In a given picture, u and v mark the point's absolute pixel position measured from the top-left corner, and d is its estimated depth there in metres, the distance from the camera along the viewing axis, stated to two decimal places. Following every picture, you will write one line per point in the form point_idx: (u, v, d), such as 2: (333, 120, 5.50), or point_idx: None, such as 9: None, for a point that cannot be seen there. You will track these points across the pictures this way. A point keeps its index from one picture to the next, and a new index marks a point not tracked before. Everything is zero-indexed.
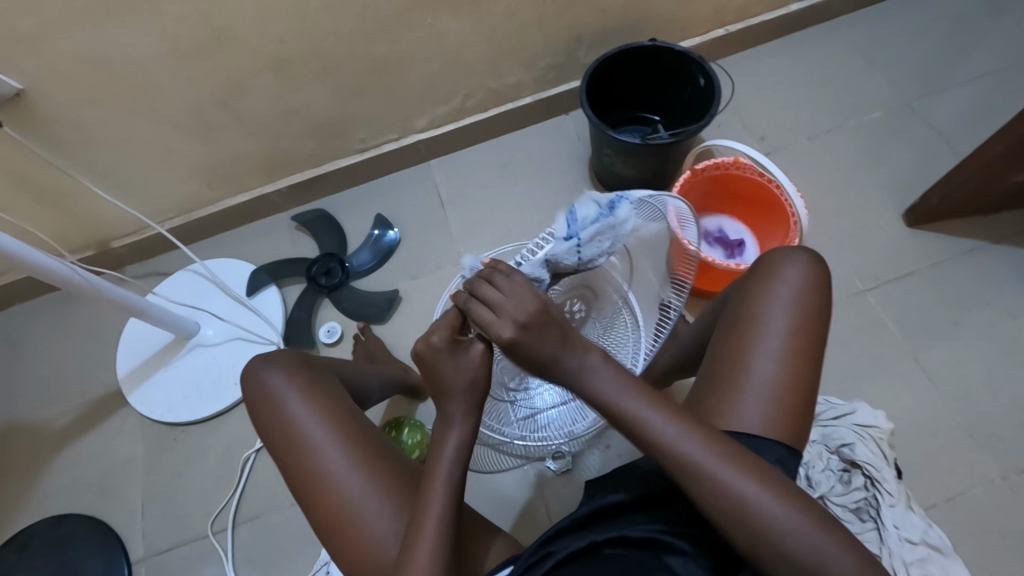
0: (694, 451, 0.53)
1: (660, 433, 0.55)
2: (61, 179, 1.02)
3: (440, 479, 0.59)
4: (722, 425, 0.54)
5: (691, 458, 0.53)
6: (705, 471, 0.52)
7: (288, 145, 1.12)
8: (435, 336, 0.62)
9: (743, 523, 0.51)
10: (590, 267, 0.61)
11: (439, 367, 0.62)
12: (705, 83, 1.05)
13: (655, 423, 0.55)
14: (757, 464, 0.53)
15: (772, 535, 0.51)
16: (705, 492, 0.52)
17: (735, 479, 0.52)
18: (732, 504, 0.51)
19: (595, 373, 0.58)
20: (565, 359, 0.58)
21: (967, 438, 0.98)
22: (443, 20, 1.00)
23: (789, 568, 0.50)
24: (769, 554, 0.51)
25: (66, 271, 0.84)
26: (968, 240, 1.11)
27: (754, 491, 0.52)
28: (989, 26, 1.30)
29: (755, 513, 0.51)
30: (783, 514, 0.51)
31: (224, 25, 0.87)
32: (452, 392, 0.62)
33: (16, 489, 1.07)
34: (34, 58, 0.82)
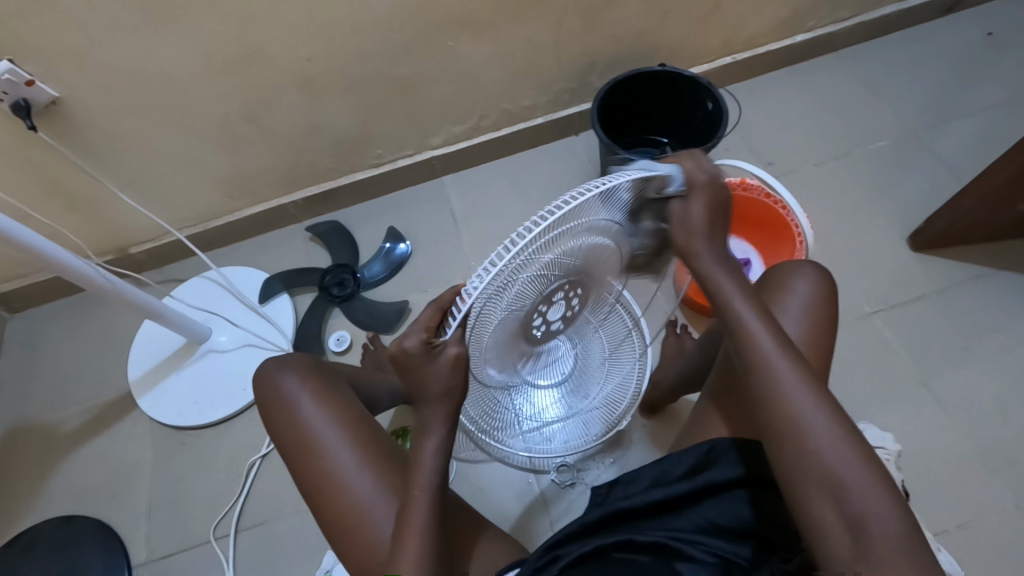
0: (778, 368, 0.55)
1: (749, 330, 0.57)
2: (87, 185, 1.05)
3: (425, 477, 0.60)
4: (783, 373, 0.54)
5: (771, 367, 0.55)
6: (775, 376, 0.54)
7: (306, 159, 1.16)
8: (408, 339, 0.54)
9: (799, 448, 0.52)
10: (709, 208, 0.57)
11: (416, 370, 0.55)
12: (714, 107, 1.09)
13: (751, 321, 0.57)
14: (812, 417, 0.52)
15: (820, 489, 0.50)
16: (776, 402, 0.54)
17: (807, 403, 0.53)
18: (791, 418, 0.53)
19: (715, 271, 0.59)
20: (697, 246, 0.58)
21: (978, 463, 0.98)
22: (461, 43, 1.04)
23: (832, 506, 0.50)
24: (813, 487, 0.51)
25: (91, 273, 0.87)
26: (973, 267, 1.13)
27: (815, 414, 0.52)
28: (991, 61, 1.34)
29: (810, 442, 0.52)
30: (837, 455, 0.51)
31: (254, 43, 0.91)
32: (424, 396, 0.57)
33: (21, 490, 1.07)
34: (71, 70, 0.87)
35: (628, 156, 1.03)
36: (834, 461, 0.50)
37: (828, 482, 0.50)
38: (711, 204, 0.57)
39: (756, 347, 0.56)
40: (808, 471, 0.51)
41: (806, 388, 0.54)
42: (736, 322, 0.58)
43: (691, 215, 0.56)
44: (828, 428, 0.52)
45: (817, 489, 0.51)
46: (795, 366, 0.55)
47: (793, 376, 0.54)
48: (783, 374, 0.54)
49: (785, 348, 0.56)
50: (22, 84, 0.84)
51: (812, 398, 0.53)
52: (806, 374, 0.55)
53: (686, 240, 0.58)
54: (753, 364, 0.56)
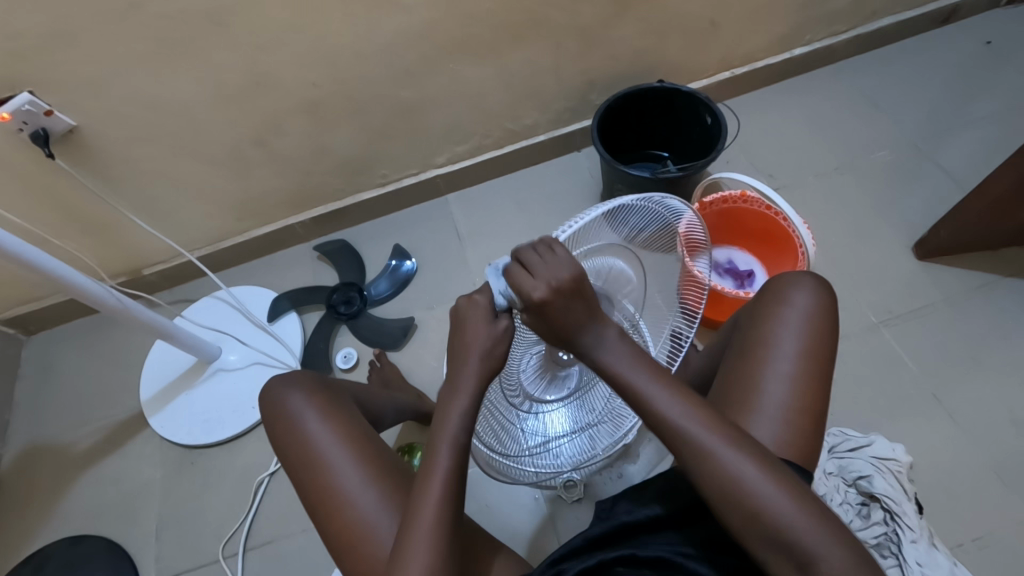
0: (697, 432, 0.55)
1: (660, 407, 0.57)
2: (102, 209, 1.08)
3: (444, 458, 0.61)
4: (710, 442, 0.54)
5: (692, 436, 0.55)
6: (705, 448, 0.54)
7: (314, 181, 1.18)
8: (477, 295, 0.62)
9: (736, 506, 0.52)
10: (573, 305, 0.58)
11: (470, 329, 0.62)
12: (713, 121, 1.10)
13: (660, 398, 0.57)
14: (746, 476, 0.52)
15: (767, 544, 0.51)
16: (701, 470, 0.54)
17: (736, 463, 0.53)
18: (726, 479, 0.53)
19: (610, 352, 0.60)
20: (584, 331, 0.60)
21: (992, 474, 0.96)
22: (463, 66, 1.07)
23: (781, 556, 0.51)
24: (761, 544, 0.51)
25: (104, 294, 0.89)
26: (980, 276, 1.12)
27: (750, 474, 0.52)
28: (990, 71, 1.34)
29: (748, 496, 0.52)
30: (778, 505, 0.51)
31: (262, 70, 0.95)
32: (465, 355, 0.62)
33: (35, 509, 1.09)
34: (88, 100, 0.90)
35: (628, 171, 1.04)
36: (774, 508, 0.51)
37: (773, 533, 0.51)
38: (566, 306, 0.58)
39: (675, 424, 0.56)
40: (752, 523, 0.52)
41: (733, 447, 0.54)
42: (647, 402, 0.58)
43: (547, 313, 0.58)
44: (762, 477, 0.52)
45: (762, 540, 0.51)
46: (717, 431, 0.55)
47: (717, 439, 0.54)
48: (708, 442, 0.54)
49: (699, 418, 0.56)
50: (43, 114, 0.88)
51: (738, 456, 0.54)
52: (727, 433, 0.55)
53: (578, 315, 0.59)
54: (673, 437, 0.56)
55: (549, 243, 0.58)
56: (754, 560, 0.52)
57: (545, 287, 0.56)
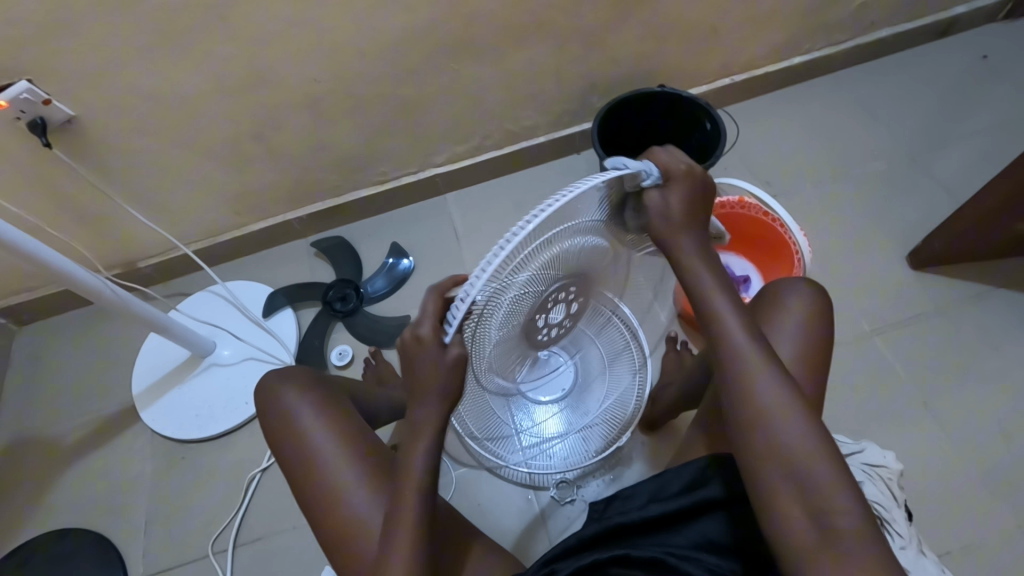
0: (753, 364, 0.56)
1: (725, 325, 0.58)
2: (97, 201, 1.07)
3: (413, 482, 0.58)
4: (758, 369, 0.56)
5: (747, 364, 0.56)
6: (752, 373, 0.56)
7: (312, 176, 1.18)
8: (420, 328, 0.54)
9: (773, 442, 0.53)
10: (685, 202, 0.59)
11: (418, 361, 0.55)
12: (713, 127, 1.11)
13: (728, 319, 0.58)
14: (786, 411, 0.54)
15: (787, 483, 0.52)
16: (745, 399, 0.55)
17: (778, 395, 0.55)
18: (768, 417, 0.54)
19: (694, 268, 0.60)
20: (679, 240, 0.60)
21: (980, 482, 0.97)
22: (464, 66, 1.07)
23: (798, 501, 0.51)
24: (780, 481, 0.52)
25: (99, 285, 0.88)
26: (971, 285, 1.13)
27: (788, 411, 0.54)
28: (986, 84, 1.36)
29: (780, 437, 0.53)
30: (805, 449, 0.52)
31: (263, 66, 0.94)
32: (421, 388, 0.56)
33: (22, 502, 1.08)
34: (86, 91, 0.90)
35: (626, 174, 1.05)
36: (803, 456, 0.52)
37: (793, 478, 0.52)
38: (682, 202, 0.59)
39: (733, 344, 0.57)
40: (778, 465, 0.53)
41: (780, 380, 0.55)
42: (710, 315, 0.60)
43: (667, 205, 0.59)
44: (800, 423, 0.54)
45: (787, 481, 0.52)
46: (770, 363, 0.56)
47: (766, 368, 0.56)
48: (757, 368, 0.56)
49: (758, 345, 0.57)
50: (41, 103, 0.87)
51: (785, 397, 0.55)
52: (777, 368, 0.56)
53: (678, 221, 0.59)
54: (730, 362, 0.57)
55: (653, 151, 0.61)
56: (767, 501, 0.53)
57: (676, 169, 0.59)
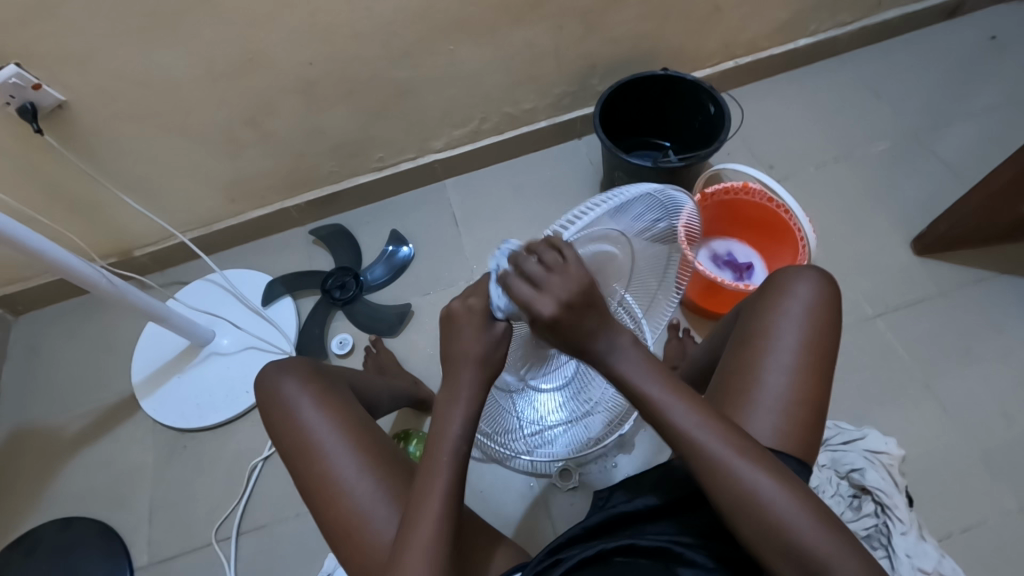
0: (714, 447, 0.53)
1: (678, 424, 0.54)
2: (91, 188, 1.06)
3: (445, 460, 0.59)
4: (728, 459, 0.52)
5: (716, 461, 0.52)
6: (727, 469, 0.52)
7: (308, 162, 1.16)
8: (472, 300, 0.58)
9: (760, 520, 0.50)
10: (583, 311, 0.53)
11: (462, 334, 0.58)
12: (716, 110, 1.09)
13: (678, 412, 0.54)
14: (766, 491, 0.51)
15: (788, 562, 0.50)
16: (721, 491, 0.52)
17: (756, 478, 0.51)
18: (748, 500, 0.51)
19: (623, 359, 0.56)
20: (599, 337, 0.55)
21: (982, 467, 0.97)
22: (462, 47, 1.04)
23: (802, 571, 0.49)
24: (782, 562, 0.50)
25: (94, 274, 0.87)
26: (977, 270, 1.12)
27: (770, 490, 0.51)
28: (994, 65, 1.33)
29: (765, 508, 0.51)
30: (799, 519, 0.50)
31: (256, 48, 0.92)
32: (460, 361, 0.59)
33: (24, 492, 1.08)
34: (75, 76, 0.87)
35: (628, 159, 1.03)
36: (788, 521, 0.50)
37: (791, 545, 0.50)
38: (581, 306, 0.53)
39: (693, 441, 0.53)
40: (771, 536, 0.50)
41: (751, 463, 0.52)
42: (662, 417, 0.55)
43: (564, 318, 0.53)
44: (776, 487, 0.51)
45: (786, 559, 0.50)
46: (736, 447, 0.53)
47: (733, 452, 0.52)
48: (728, 458, 0.52)
49: (717, 430, 0.54)
50: (29, 88, 0.85)
51: (753, 473, 0.52)
52: (744, 449, 0.53)
53: (591, 325, 0.54)
54: (695, 462, 0.53)
55: (551, 249, 0.52)
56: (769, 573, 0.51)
57: (556, 303, 0.51)
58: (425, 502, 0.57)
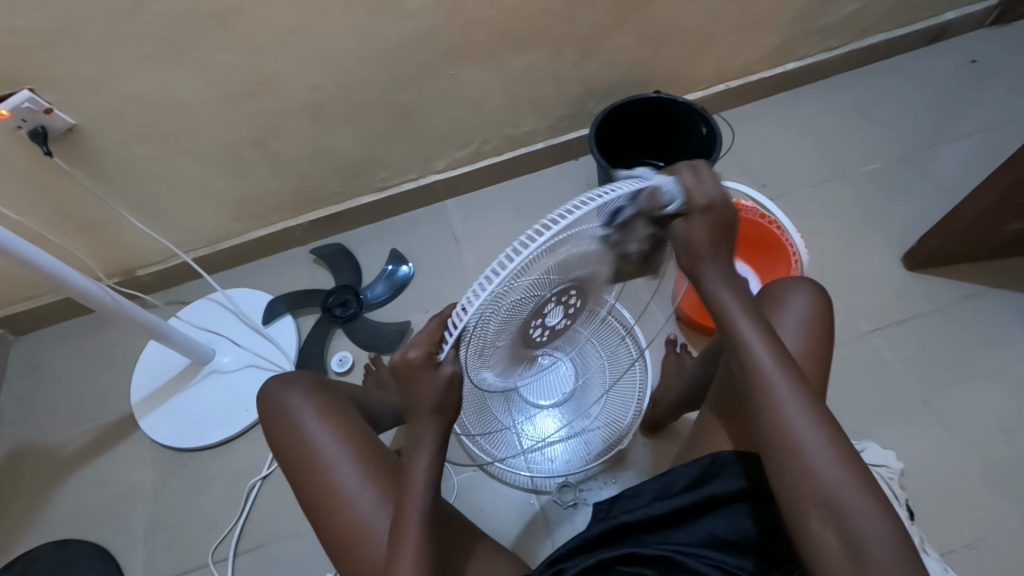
0: (775, 385, 0.55)
1: (751, 355, 0.57)
2: (98, 208, 1.07)
3: (416, 506, 0.59)
4: (785, 401, 0.54)
5: (774, 396, 0.54)
6: (781, 407, 0.54)
7: (312, 183, 1.19)
8: (411, 351, 0.54)
9: (795, 465, 0.52)
10: (713, 229, 0.56)
11: (412, 381, 0.56)
12: (708, 131, 1.12)
13: (757, 349, 0.57)
14: (812, 441, 0.52)
15: (819, 512, 0.51)
16: (776, 426, 0.54)
17: (808, 423, 0.53)
18: (792, 441, 0.53)
19: (720, 289, 0.59)
20: (705, 265, 0.58)
21: (983, 482, 0.97)
22: (463, 72, 1.08)
23: (831, 525, 0.50)
24: (813, 512, 0.51)
25: (99, 292, 0.88)
26: (968, 285, 1.14)
27: (815, 438, 0.52)
28: (978, 87, 1.38)
29: (809, 458, 0.52)
30: (835, 476, 0.51)
31: (265, 73, 0.95)
32: (417, 412, 0.57)
33: (20, 512, 1.06)
34: (88, 98, 0.90)
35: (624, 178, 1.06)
36: (835, 485, 0.51)
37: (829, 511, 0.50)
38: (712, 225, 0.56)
39: (759, 376, 0.56)
40: (806, 491, 0.52)
41: (808, 411, 0.54)
42: (739, 348, 0.58)
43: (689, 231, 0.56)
44: (829, 452, 0.52)
45: (818, 510, 0.51)
46: (800, 390, 0.55)
47: (796, 396, 0.54)
48: (785, 398, 0.54)
49: (789, 370, 0.55)
50: (42, 112, 0.88)
51: (806, 418, 0.53)
52: (807, 395, 0.54)
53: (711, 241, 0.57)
54: (757, 393, 0.55)
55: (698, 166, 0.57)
56: (798, 525, 0.52)
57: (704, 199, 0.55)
58: (401, 543, 0.57)
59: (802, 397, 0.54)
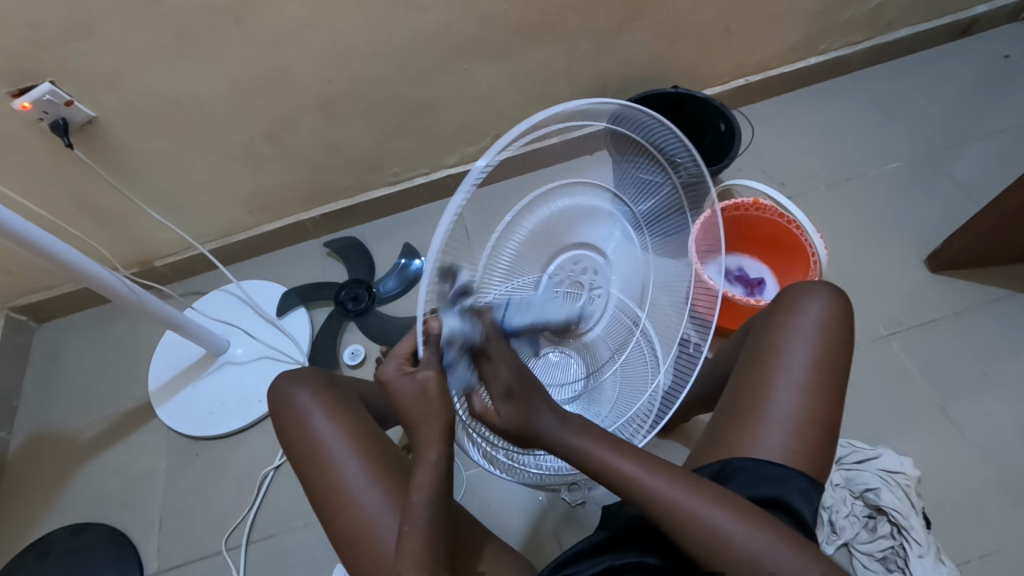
0: (642, 482, 0.58)
1: (611, 467, 0.60)
2: (115, 200, 1.09)
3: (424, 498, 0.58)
4: (658, 487, 0.57)
5: (648, 490, 0.57)
6: (658, 496, 0.56)
7: (324, 177, 1.19)
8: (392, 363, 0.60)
9: (700, 546, 0.54)
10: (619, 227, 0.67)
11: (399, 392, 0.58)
12: (727, 127, 1.10)
13: (608, 451, 0.60)
14: (704, 512, 0.54)
15: (743, 574, 0.52)
16: (665, 517, 0.56)
17: (687, 496, 0.55)
18: (691, 521, 0.54)
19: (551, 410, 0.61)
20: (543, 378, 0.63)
21: (1001, 492, 0.95)
22: (476, 67, 1.07)
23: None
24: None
25: (116, 283, 0.90)
26: (992, 290, 1.11)
27: (702, 507, 0.55)
28: (1009, 84, 1.34)
29: (711, 530, 0.54)
30: (740, 532, 0.53)
31: (279, 67, 0.95)
32: (416, 417, 0.57)
33: (39, 496, 1.09)
34: (105, 92, 0.91)
35: None
36: (744, 543, 0.52)
37: (714, 539, 0.53)
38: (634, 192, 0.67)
39: (629, 481, 0.58)
40: (722, 557, 0.53)
41: (685, 488, 0.56)
42: (595, 461, 0.60)
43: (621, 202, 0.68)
44: (720, 512, 0.54)
45: (741, 571, 0.52)
46: (665, 474, 0.58)
47: (664, 481, 0.57)
48: (660, 485, 0.57)
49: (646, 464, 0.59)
50: (63, 104, 0.89)
51: (687, 494, 0.56)
52: (672, 473, 0.58)
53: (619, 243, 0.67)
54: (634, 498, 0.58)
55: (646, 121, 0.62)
56: None
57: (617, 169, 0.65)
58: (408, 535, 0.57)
59: (669, 482, 0.57)
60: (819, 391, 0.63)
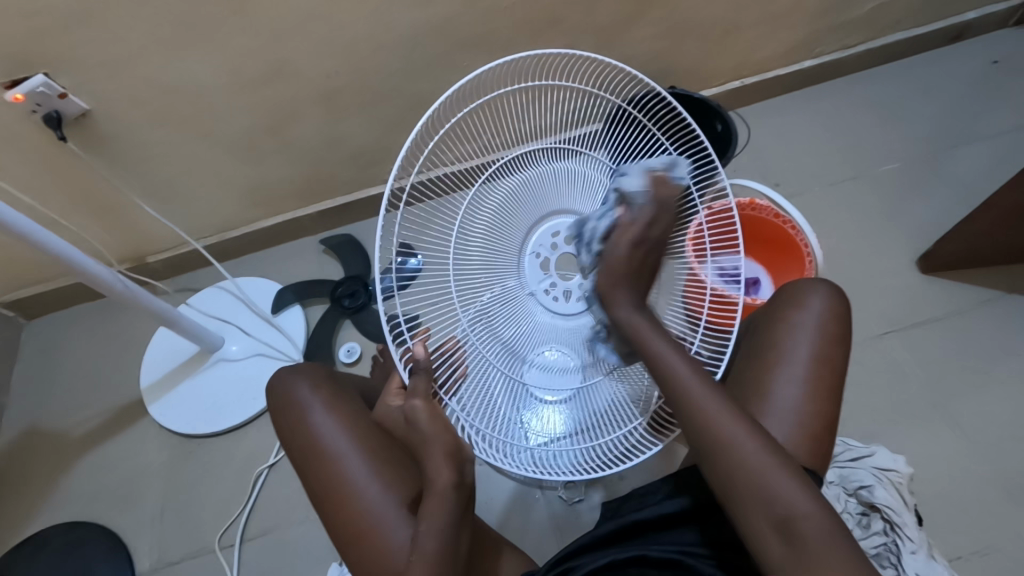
0: (697, 390, 0.58)
1: (670, 367, 0.60)
2: (110, 193, 1.08)
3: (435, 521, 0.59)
4: (714, 415, 0.57)
5: (701, 402, 0.57)
6: (711, 416, 0.57)
7: (323, 173, 1.18)
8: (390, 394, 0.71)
9: (735, 468, 0.54)
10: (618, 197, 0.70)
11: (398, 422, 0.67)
12: (723, 128, 1.11)
13: (673, 355, 0.61)
14: (745, 443, 0.55)
15: (764, 520, 0.52)
16: (706, 437, 0.56)
17: (735, 424, 0.56)
18: (731, 460, 0.55)
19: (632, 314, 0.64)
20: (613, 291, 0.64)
21: (993, 489, 0.96)
22: (477, 63, 1.07)
23: (770, 520, 0.52)
24: (750, 507, 0.53)
25: (111, 279, 0.89)
26: (984, 290, 1.13)
27: (744, 440, 0.55)
28: (1001, 88, 1.36)
29: (746, 465, 0.54)
30: (780, 489, 0.53)
31: (279, 61, 0.95)
32: (423, 443, 0.61)
33: (31, 493, 1.08)
34: (102, 84, 0.90)
35: None
36: (771, 481, 0.53)
37: (746, 480, 0.54)
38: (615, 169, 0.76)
39: (684, 386, 0.59)
40: (747, 498, 0.53)
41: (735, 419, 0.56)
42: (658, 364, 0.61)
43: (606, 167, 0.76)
44: (760, 449, 0.55)
45: (763, 512, 0.53)
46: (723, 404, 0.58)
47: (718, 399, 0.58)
48: (712, 403, 0.57)
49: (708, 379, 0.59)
50: (57, 96, 0.88)
51: (736, 425, 0.56)
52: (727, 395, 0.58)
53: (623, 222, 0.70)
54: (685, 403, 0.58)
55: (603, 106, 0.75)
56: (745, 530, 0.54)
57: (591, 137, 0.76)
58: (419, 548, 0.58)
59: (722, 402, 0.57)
60: (821, 387, 0.63)
